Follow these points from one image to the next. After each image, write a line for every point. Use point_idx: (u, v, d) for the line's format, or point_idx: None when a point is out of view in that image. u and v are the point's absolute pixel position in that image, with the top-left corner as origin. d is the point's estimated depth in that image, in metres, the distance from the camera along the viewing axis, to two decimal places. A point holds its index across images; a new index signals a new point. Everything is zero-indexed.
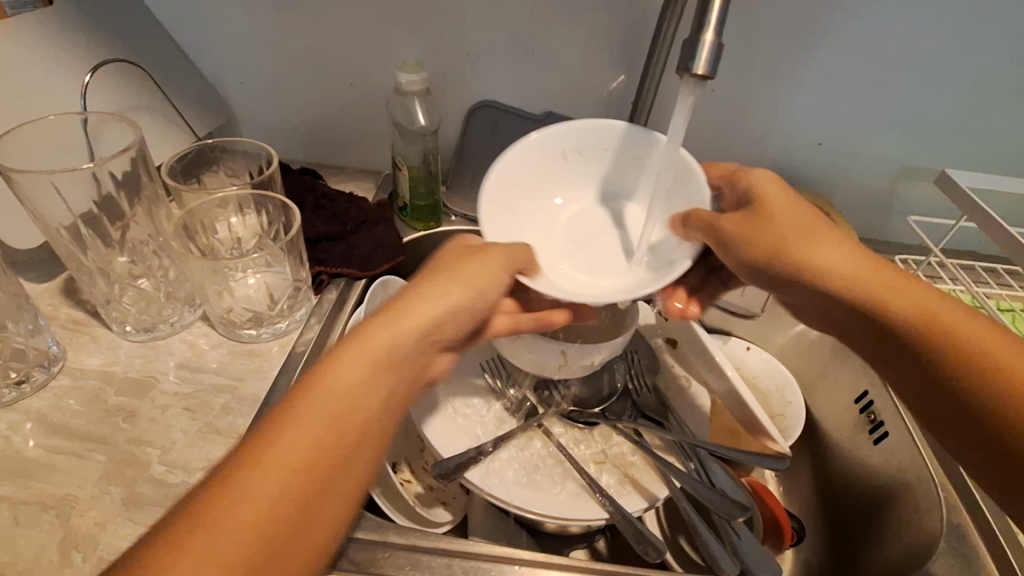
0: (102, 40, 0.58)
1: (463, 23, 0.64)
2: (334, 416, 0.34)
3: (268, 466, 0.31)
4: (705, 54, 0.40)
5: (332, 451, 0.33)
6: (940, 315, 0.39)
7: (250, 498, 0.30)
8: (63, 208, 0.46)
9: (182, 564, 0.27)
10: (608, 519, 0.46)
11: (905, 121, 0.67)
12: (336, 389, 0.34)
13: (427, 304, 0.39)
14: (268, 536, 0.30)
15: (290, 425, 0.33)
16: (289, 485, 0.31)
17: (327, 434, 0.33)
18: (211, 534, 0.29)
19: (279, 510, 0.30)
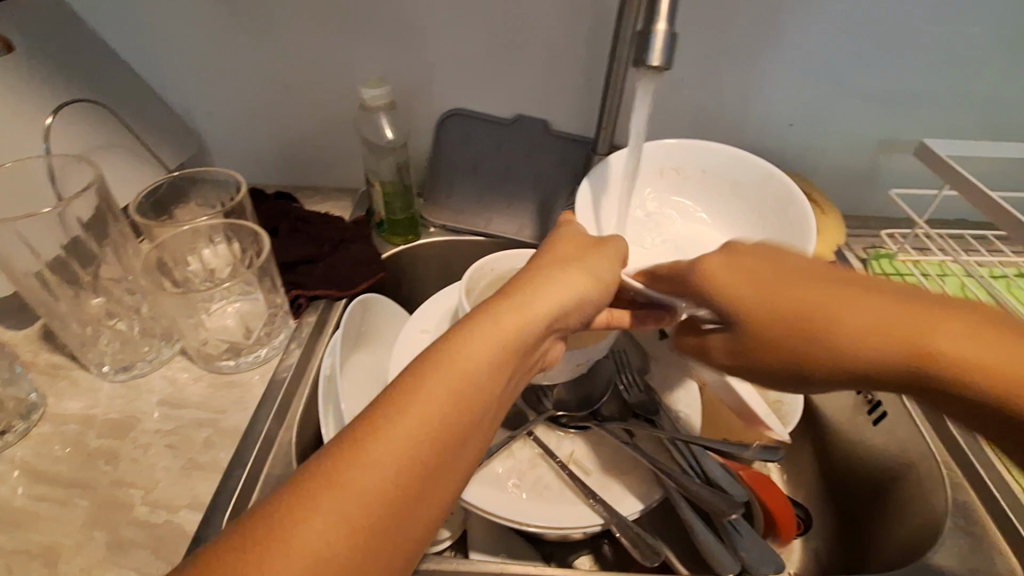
0: (62, 82, 0.58)
1: (425, 35, 0.64)
2: (452, 393, 0.32)
3: (362, 462, 0.29)
4: (658, 45, 0.39)
5: (432, 454, 0.31)
6: (949, 344, 0.34)
7: (380, 459, 0.29)
8: (29, 254, 0.46)
9: (314, 520, 0.27)
10: (603, 525, 0.45)
11: (879, 94, 0.66)
12: (446, 388, 0.33)
13: (539, 303, 0.39)
14: (359, 543, 0.27)
15: (419, 390, 0.32)
16: (416, 450, 0.30)
17: (432, 435, 0.31)
18: (338, 492, 0.28)
19: (376, 515, 0.28)
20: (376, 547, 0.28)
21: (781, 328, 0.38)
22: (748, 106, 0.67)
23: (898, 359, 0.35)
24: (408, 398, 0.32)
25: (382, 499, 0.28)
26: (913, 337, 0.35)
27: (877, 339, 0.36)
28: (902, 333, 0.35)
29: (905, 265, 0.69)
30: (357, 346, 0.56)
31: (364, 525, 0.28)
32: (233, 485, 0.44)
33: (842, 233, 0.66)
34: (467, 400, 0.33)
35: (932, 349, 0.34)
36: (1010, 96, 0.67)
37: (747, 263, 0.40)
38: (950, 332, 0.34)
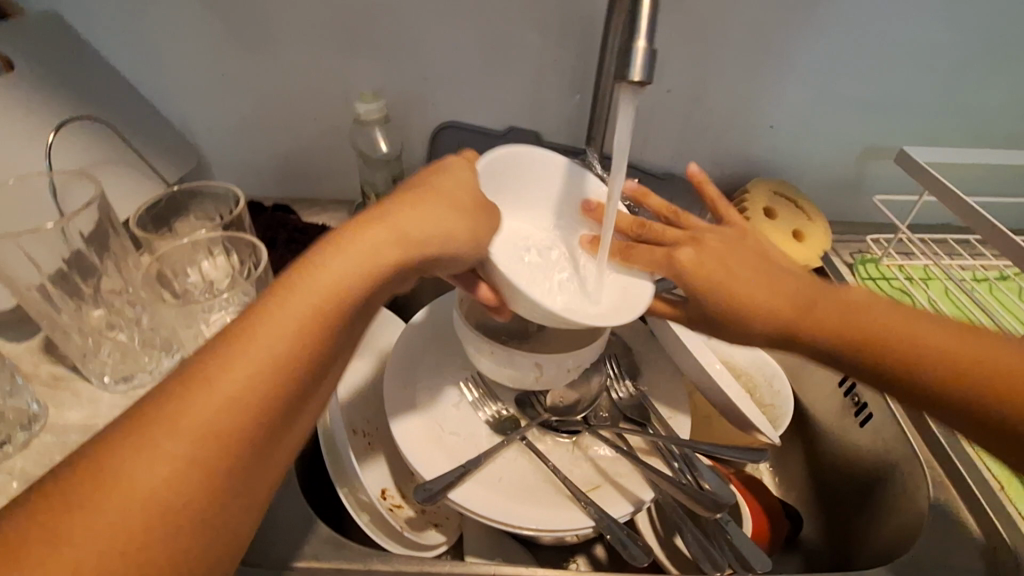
0: (64, 100, 0.60)
1: (417, 51, 0.66)
2: (272, 338, 0.31)
3: (212, 383, 0.29)
4: (640, 61, 0.41)
5: (290, 368, 0.31)
6: (881, 330, 0.43)
7: (195, 412, 0.28)
8: (32, 269, 0.47)
9: (122, 473, 0.26)
10: (594, 527, 0.46)
11: (861, 103, 0.68)
12: (300, 311, 0.32)
13: (410, 224, 0.38)
14: (222, 459, 0.28)
15: (244, 339, 0.31)
16: (239, 398, 0.29)
17: (265, 378, 0.30)
18: (152, 442, 0.27)
19: (230, 427, 0.29)
20: (235, 460, 0.29)
21: (759, 320, 0.45)
22: (733, 116, 0.69)
23: (849, 339, 0.44)
24: (261, 320, 0.32)
25: (199, 448, 0.28)
26: (862, 321, 0.44)
27: (849, 321, 0.44)
28: (855, 316, 0.44)
29: (890, 269, 0.70)
30: None
31: (215, 438, 0.28)
32: None
33: (827, 239, 0.68)
34: (324, 314, 0.33)
35: (865, 330, 0.43)
36: (985, 105, 0.69)
37: (712, 250, 0.48)
38: (891, 320, 0.44)
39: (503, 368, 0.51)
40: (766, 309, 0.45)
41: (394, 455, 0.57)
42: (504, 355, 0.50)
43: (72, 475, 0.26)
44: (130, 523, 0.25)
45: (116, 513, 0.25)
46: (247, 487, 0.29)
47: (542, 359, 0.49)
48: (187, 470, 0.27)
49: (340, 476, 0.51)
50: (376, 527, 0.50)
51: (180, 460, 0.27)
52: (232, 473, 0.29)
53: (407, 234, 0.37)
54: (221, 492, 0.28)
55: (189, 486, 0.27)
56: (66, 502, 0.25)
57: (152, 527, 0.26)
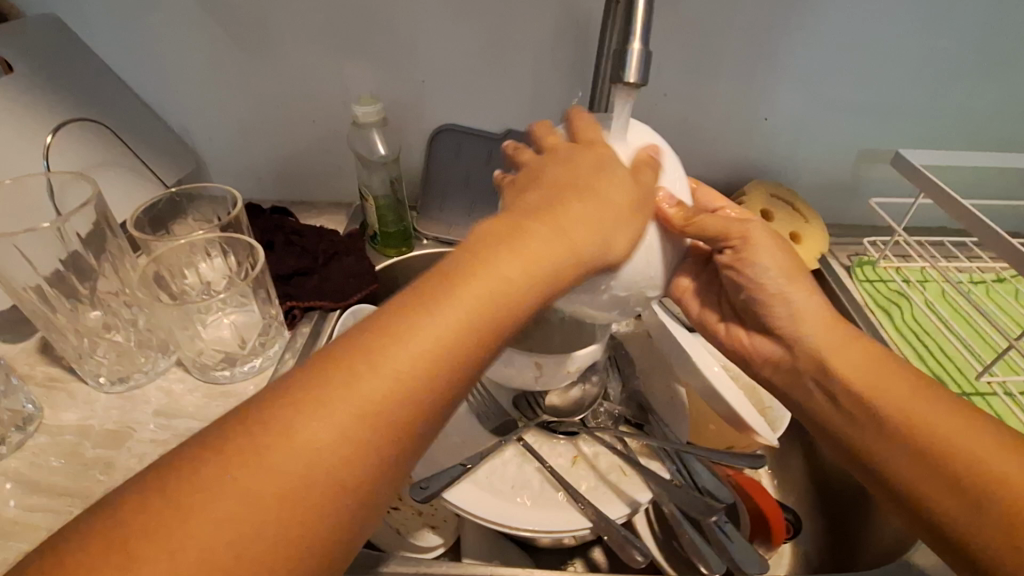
0: (63, 102, 0.60)
1: (415, 55, 0.66)
2: (425, 353, 0.29)
3: (349, 389, 0.27)
4: (635, 62, 0.41)
5: (423, 389, 0.28)
6: (947, 436, 0.38)
7: (333, 424, 0.26)
8: (28, 270, 0.47)
9: (242, 477, 0.24)
10: (591, 529, 0.46)
11: (856, 106, 0.69)
12: (453, 318, 0.30)
13: (580, 221, 0.35)
14: (361, 431, 0.27)
15: (393, 340, 0.29)
16: (376, 408, 0.27)
17: (407, 390, 0.28)
18: (290, 449, 0.25)
19: (364, 440, 0.27)
20: (368, 472, 0.27)
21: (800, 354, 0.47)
22: (730, 118, 0.69)
23: (900, 439, 0.40)
24: (409, 327, 0.29)
25: (331, 460, 0.26)
26: (921, 422, 0.40)
27: (912, 422, 0.40)
28: (921, 421, 0.40)
29: (886, 272, 0.71)
30: None
31: (346, 454, 0.26)
32: None
33: (824, 241, 0.68)
34: (492, 313, 0.31)
35: (925, 431, 0.39)
36: (980, 109, 0.69)
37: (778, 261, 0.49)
38: (970, 444, 0.37)
39: (500, 367, 0.51)
40: (832, 378, 0.45)
41: None
42: (500, 355, 0.50)
43: (205, 455, 0.25)
44: (268, 528, 0.24)
45: (265, 485, 0.24)
46: (372, 500, 0.27)
47: (540, 359, 0.49)
48: (321, 483, 0.25)
49: None
50: (372, 528, 0.50)
51: (343, 431, 0.26)
52: (374, 443, 0.27)
53: (578, 240, 0.34)
54: (353, 504, 0.27)
55: (326, 494, 0.26)
56: (235, 470, 0.24)
57: (290, 541, 0.25)
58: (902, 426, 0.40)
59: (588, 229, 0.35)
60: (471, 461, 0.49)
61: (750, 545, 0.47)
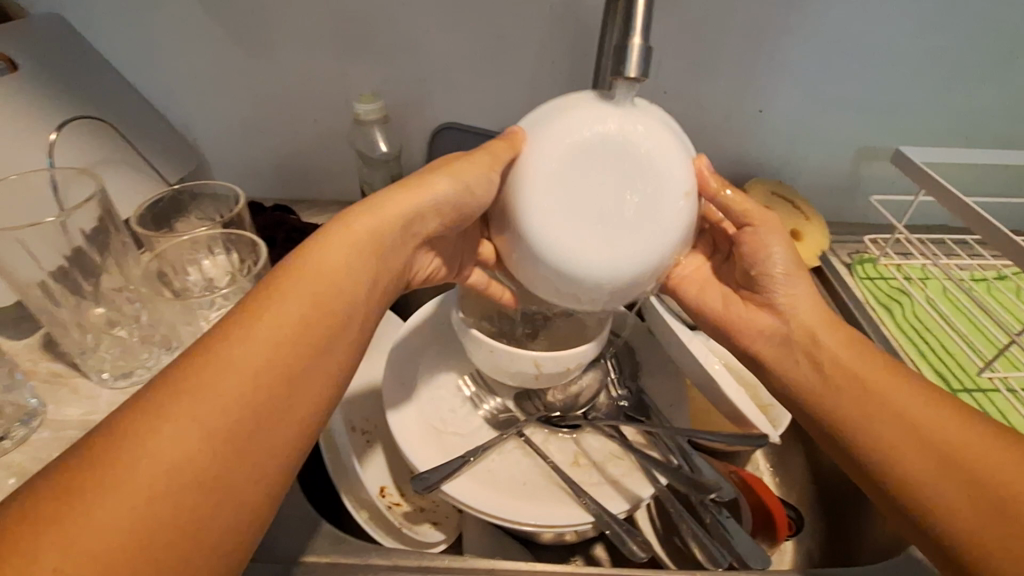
0: (67, 101, 0.60)
1: (416, 54, 0.67)
2: (269, 333, 0.34)
3: (200, 380, 0.31)
4: (635, 58, 0.41)
5: (273, 364, 0.33)
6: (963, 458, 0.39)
7: (186, 418, 0.29)
8: (33, 266, 0.47)
9: (108, 485, 0.27)
10: (593, 522, 0.46)
11: (855, 104, 0.69)
12: (289, 303, 0.35)
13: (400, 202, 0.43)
14: (236, 422, 0.31)
15: (234, 337, 0.33)
16: (233, 390, 0.31)
17: (258, 370, 0.32)
18: (147, 447, 0.28)
19: (230, 422, 0.30)
20: (241, 442, 0.30)
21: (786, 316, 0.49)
22: (730, 116, 0.69)
23: (907, 454, 0.40)
24: (250, 315, 0.34)
25: (199, 446, 0.29)
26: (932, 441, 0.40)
27: (925, 441, 0.40)
28: (933, 441, 0.40)
29: (887, 269, 0.71)
30: None
31: (215, 437, 0.30)
32: None
33: (825, 238, 0.69)
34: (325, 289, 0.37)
35: (935, 451, 0.39)
36: (979, 106, 0.69)
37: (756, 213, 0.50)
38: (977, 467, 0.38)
39: (503, 367, 0.51)
40: (840, 389, 0.44)
41: (393, 453, 0.57)
42: (503, 354, 0.50)
43: (53, 488, 0.26)
44: (149, 519, 0.27)
45: (136, 493, 0.27)
46: (251, 462, 0.31)
47: (542, 358, 0.49)
48: (191, 464, 0.29)
49: (338, 468, 0.52)
50: (375, 523, 0.50)
51: (203, 426, 0.29)
52: (252, 429, 0.31)
53: (392, 213, 0.42)
54: (235, 476, 0.30)
55: (204, 467, 0.29)
56: (84, 487, 0.26)
57: (173, 518, 0.27)
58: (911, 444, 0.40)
59: (401, 205, 0.42)
60: (471, 454, 0.49)
61: (752, 540, 0.47)
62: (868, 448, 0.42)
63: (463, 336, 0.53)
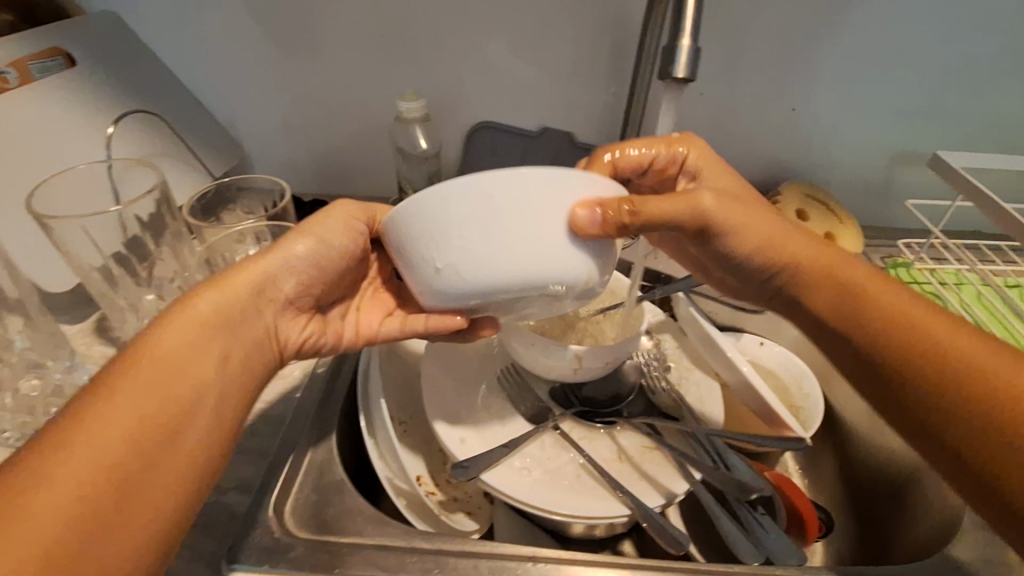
0: (122, 96, 0.63)
1: (456, 54, 0.68)
2: (160, 371, 0.35)
3: (92, 419, 0.32)
4: (684, 58, 0.42)
5: (169, 403, 0.35)
6: (976, 363, 0.39)
7: (81, 455, 0.31)
8: (94, 251, 0.49)
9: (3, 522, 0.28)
10: (630, 515, 0.47)
11: (891, 108, 0.69)
12: (177, 342, 0.37)
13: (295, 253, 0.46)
14: (124, 456, 0.32)
15: (124, 380, 0.34)
16: (123, 428, 0.33)
17: (155, 406, 0.34)
18: (39, 485, 0.30)
19: (120, 454, 0.32)
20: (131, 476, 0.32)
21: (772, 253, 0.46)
22: (765, 118, 0.70)
23: (927, 373, 0.40)
24: (146, 355, 0.36)
25: (91, 482, 0.31)
26: (941, 349, 0.40)
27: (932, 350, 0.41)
28: (940, 349, 0.40)
29: (921, 274, 0.70)
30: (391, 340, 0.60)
31: (104, 471, 0.31)
32: (279, 469, 0.46)
33: (860, 242, 0.69)
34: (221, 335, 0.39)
35: (945, 359, 0.40)
36: (1018, 112, 0.69)
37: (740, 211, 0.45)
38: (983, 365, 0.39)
39: (543, 359, 0.52)
40: (837, 303, 0.45)
41: (428, 444, 0.58)
42: (544, 346, 0.51)
43: None
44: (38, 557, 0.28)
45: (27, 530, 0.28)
46: (143, 494, 0.32)
47: (584, 351, 0.50)
48: (80, 501, 0.30)
49: (380, 454, 0.52)
50: (413, 510, 0.51)
51: (94, 462, 0.31)
52: (142, 466, 0.32)
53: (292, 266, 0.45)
54: (125, 509, 0.31)
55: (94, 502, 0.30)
56: None
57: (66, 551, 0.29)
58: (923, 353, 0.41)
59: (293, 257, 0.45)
60: (510, 446, 0.50)
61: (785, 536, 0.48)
62: (891, 370, 0.42)
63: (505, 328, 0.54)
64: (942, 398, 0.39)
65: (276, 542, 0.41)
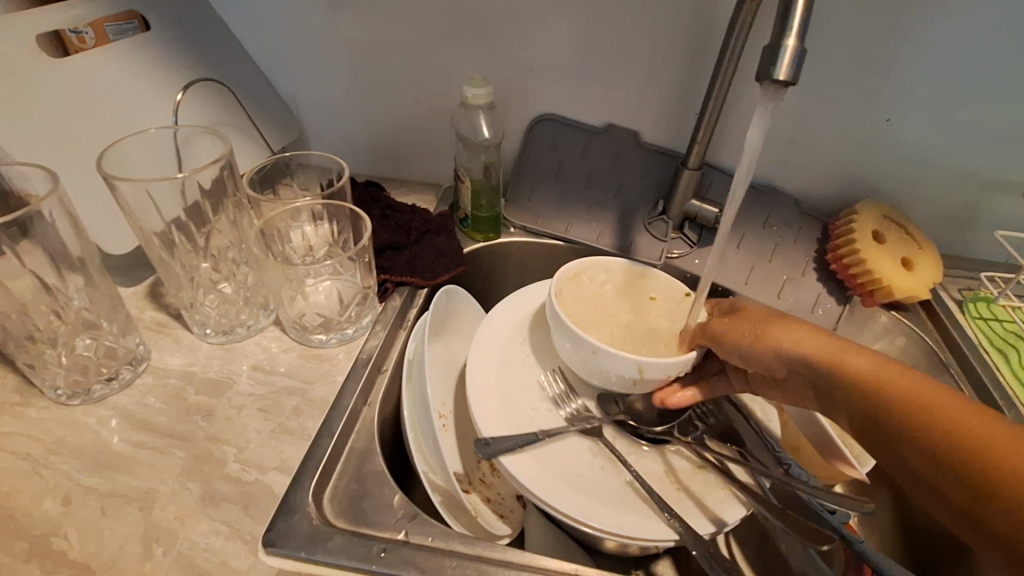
0: (189, 65, 0.63)
1: (527, 40, 0.66)
2: None
3: None
4: (786, 61, 0.39)
5: None
6: (954, 419, 0.39)
7: None
8: (156, 216, 0.49)
9: None
10: (677, 541, 0.44)
11: (991, 129, 0.64)
12: None
13: None
14: None
15: None
16: None
17: None
18: None
19: None
20: None
21: (789, 346, 0.47)
22: (847, 131, 0.65)
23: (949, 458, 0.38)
24: None
25: None
26: (898, 397, 0.41)
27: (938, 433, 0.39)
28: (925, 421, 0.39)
29: (1004, 310, 0.66)
30: (438, 332, 0.58)
31: None
32: (320, 454, 0.45)
33: (938, 271, 0.64)
34: None
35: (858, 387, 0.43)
36: None
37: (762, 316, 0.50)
38: (958, 417, 0.39)
39: (603, 366, 0.50)
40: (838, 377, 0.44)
41: (465, 442, 0.56)
42: (609, 354, 0.49)
43: None
44: None
45: None
46: None
47: (647, 364, 0.48)
48: None
49: (419, 448, 0.50)
50: (448, 507, 0.48)
51: None
52: None
53: None
54: None
55: None
56: None
57: None
58: (889, 408, 0.41)
59: None
60: (529, 441, 0.49)
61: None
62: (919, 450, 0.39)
63: (561, 332, 0.52)
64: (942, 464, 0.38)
65: (316, 530, 0.40)
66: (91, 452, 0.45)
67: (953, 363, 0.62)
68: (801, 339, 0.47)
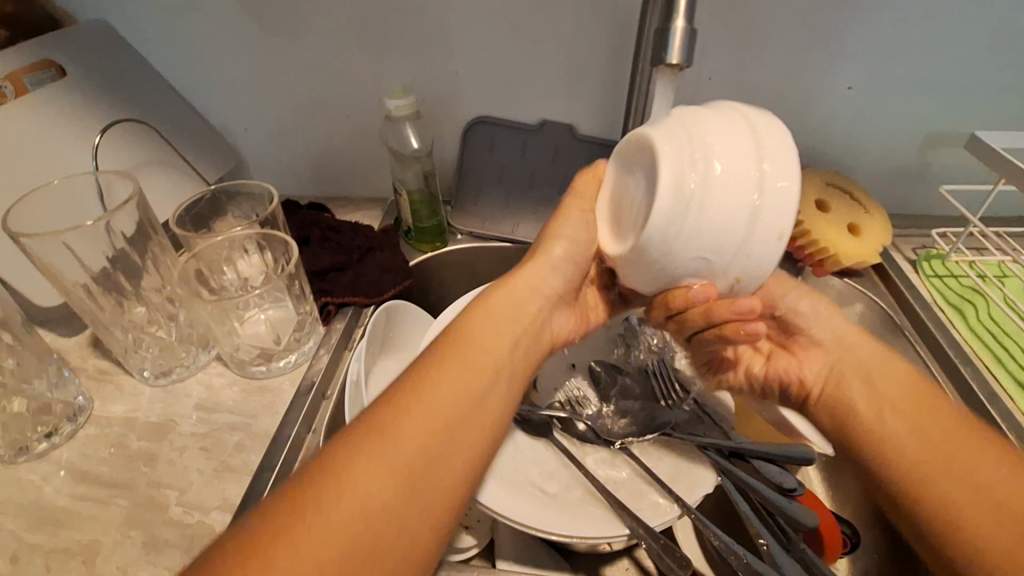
0: (109, 108, 0.63)
1: (449, 45, 0.65)
2: None
3: None
4: (677, 42, 0.39)
5: None
6: (949, 437, 0.44)
7: None
8: (77, 267, 0.49)
9: None
10: (629, 535, 0.43)
11: (924, 85, 0.63)
12: None
13: None
14: None
15: None
16: None
17: None
18: None
19: None
20: None
21: (849, 343, 0.51)
22: (780, 103, 0.65)
23: (965, 466, 0.42)
24: None
25: None
26: (934, 416, 0.45)
27: (939, 446, 0.43)
28: (934, 436, 0.44)
29: (958, 266, 0.65)
30: (382, 351, 0.56)
31: None
32: (261, 488, 0.45)
33: (887, 232, 0.63)
34: None
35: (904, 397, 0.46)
36: None
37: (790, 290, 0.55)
38: (972, 440, 0.43)
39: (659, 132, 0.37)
40: (878, 387, 0.47)
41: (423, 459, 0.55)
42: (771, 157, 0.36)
43: None
44: None
45: None
46: None
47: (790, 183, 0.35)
48: None
49: None
50: None
51: None
52: None
53: None
54: None
55: None
56: None
57: None
58: (921, 414, 0.45)
59: None
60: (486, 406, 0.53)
61: (806, 547, 0.46)
62: (935, 459, 0.43)
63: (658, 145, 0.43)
64: (957, 478, 0.42)
65: None
66: (32, 509, 0.45)
67: (908, 324, 0.61)
68: (860, 341, 0.51)
